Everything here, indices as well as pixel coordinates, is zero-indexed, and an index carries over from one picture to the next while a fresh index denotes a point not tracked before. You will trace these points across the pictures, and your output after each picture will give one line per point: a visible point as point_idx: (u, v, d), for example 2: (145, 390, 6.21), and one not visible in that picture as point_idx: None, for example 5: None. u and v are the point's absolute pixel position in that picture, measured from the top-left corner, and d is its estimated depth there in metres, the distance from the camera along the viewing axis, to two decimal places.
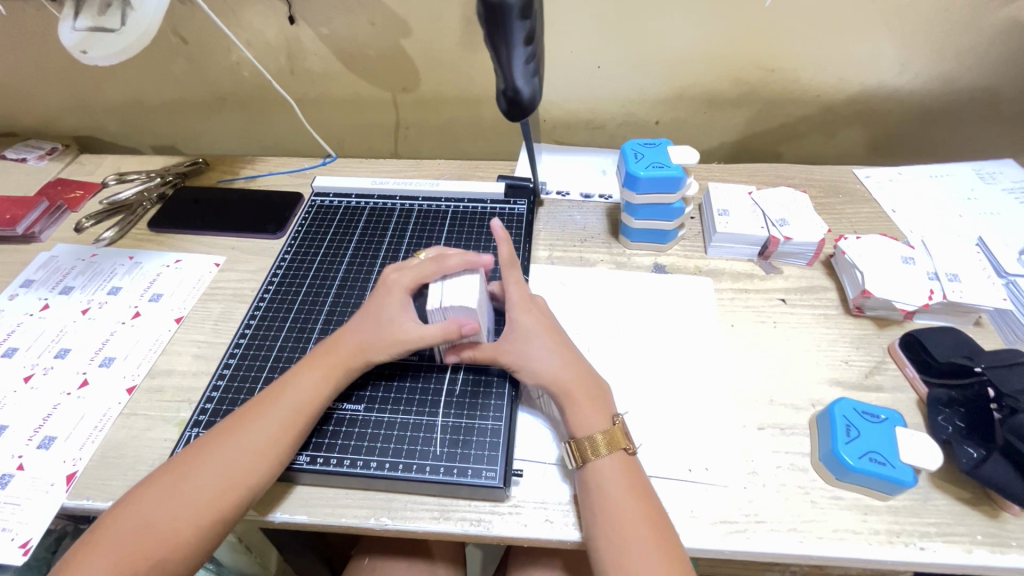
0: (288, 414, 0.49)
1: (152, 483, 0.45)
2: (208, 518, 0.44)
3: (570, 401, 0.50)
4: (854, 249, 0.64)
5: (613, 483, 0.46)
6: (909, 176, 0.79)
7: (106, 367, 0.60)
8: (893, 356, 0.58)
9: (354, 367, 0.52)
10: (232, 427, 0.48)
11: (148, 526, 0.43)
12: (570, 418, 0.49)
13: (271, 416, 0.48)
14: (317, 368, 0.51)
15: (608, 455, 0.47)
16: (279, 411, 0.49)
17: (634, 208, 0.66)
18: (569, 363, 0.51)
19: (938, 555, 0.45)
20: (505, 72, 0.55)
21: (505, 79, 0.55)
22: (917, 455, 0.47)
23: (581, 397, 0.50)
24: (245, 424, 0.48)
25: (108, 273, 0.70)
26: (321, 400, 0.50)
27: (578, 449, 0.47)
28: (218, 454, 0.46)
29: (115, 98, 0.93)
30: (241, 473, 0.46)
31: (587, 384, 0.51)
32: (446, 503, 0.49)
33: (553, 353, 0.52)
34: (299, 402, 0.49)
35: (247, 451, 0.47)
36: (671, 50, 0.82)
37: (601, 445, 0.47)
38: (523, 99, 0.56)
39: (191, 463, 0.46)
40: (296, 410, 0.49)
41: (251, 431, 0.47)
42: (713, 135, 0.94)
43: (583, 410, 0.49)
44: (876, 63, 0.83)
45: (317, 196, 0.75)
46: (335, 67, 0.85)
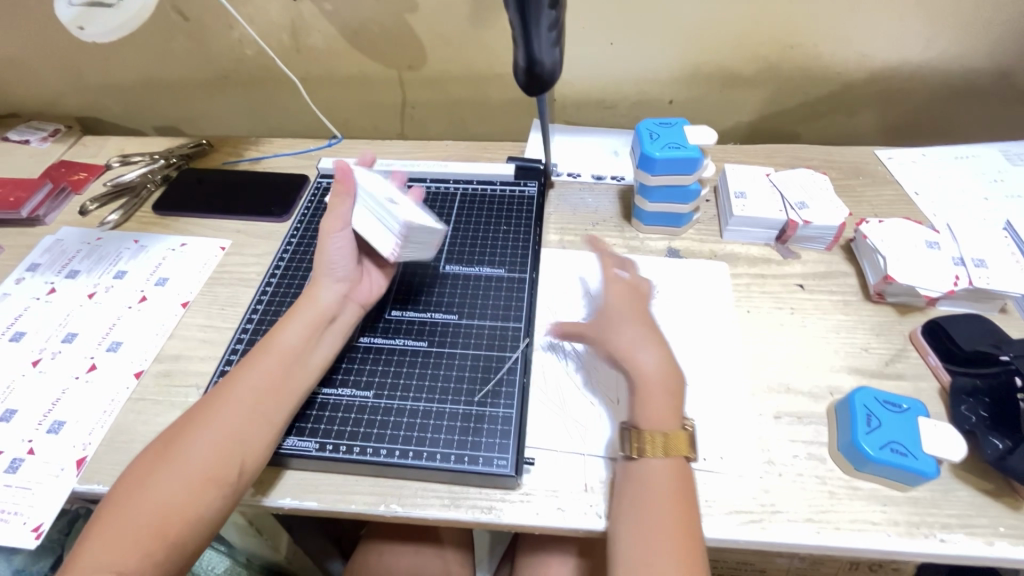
0: (267, 364, 0.48)
1: (149, 457, 0.45)
2: (203, 479, 0.43)
3: (645, 393, 0.48)
4: (877, 233, 0.62)
5: (660, 483, 0.45)
6: (933, 158, 0.76)
7: (114, 352, 0.60)
8: (914, 343, 0.57)
9: (330, 314, 0.52)
10: (219, 389, 0.48)
11: (146, 497, 0.43)
12: (637, 407, 0.48)
13: (257, 371, 0.48)
14: (295, 318, 0.51)
15: (662, 457, 0.45)
16: (262, 366, 0.48)
17: (648, 190, 0.64)
18: (654, 359, 0.49)
19: (959, 547, 0.44)
20: (527, 42, 0.53)
21: (525, 50, 0.53)
22: (940, 446, 0.46)
23: (659, 391, 0.48)
24: (229, 384, 0.48)
25: (114, 257, 0.69)
26: (299, 348, 0.50)
27: (638, 441, 0.46)
28: (209, 416, 0.46)
29: (117, 78, 0.91)
30: (228, 428, 0.45)
31: (670, 382, 0.49)
32: (456, 491, 0.48)
33: (648, 346, 0.50)
34: (280, 354, 0.49)
35: (233, 406, 0.46)
36: (687, 26, 0.79)
37: (660, 445, 0.46)
38: (543, 71, 0.55)
39: (184, 430, 0.46)
40: (276, 360, 0.49)
41: (238, 389, 0.47)
42: (729, 115, 0.91)
43: (654, 407, 0.47)
44: (901, 38, 0.79)
45: (322, 178, 0.74)
46: (340, 45, 0.83)
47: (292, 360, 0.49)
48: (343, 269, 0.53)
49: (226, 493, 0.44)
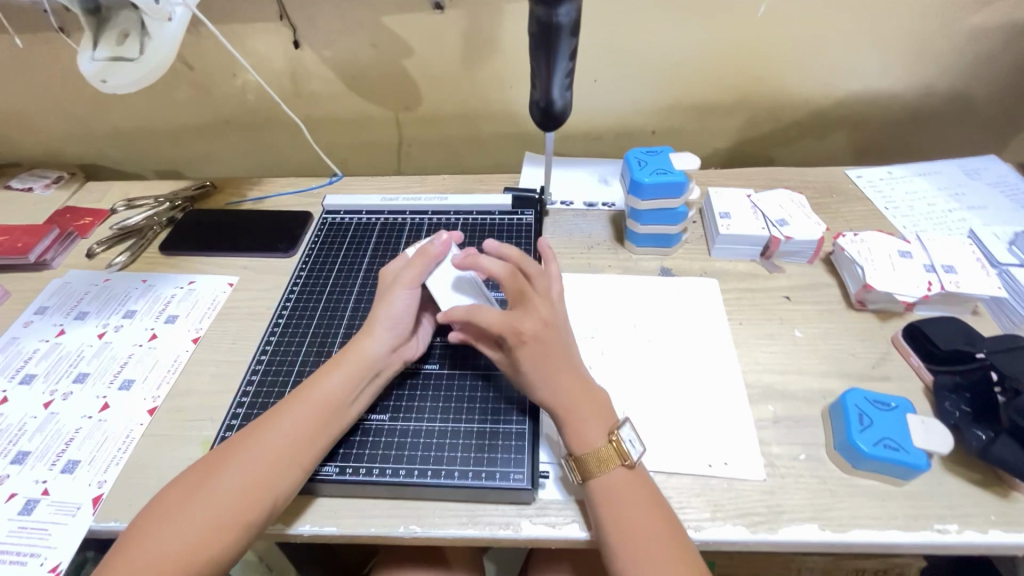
0: (313, 411, 0.50)
1: (176, 487, 0.47)
2: (228, 522, 0.44)
3: (566, 418, 0.49)
4: (853, 246, 0.66)
5: (617, 490, 0.46)
6: (899, 175, 0.82)
7: (126, 390, 0.61)
8: (897, 348, 0.60)
9: (377, 366, 0.53)
10: (254, 430, 0.49)
11: (173, 528, 0.44)
12: (569, 435, 0.49)
13: (295, 414, 0.50)
14: (342, 368, 0.52)
15: (610, 470, 0.47)
16: (304, 410, 0.50)
17: (639, 214, 0.68)
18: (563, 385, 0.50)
19: (954, 537, 0.47)
20: (544, 83, 0.58)
21: (541, 90, 0.58)
22: (929, 439, 0.49)
23: (577, 413, 0.49)
24: (270, 423, 0.49)
25: (122, 297, 0.71)
26: (344, 400, 0.51)
27: (579, 464, 0.48)
28: (241, 453, 0.47)
29: (121, 125, 0.94)
30: (263, 474, 0.46)
31: (583, 400, 0.49)
32: (474, 509, 0.49)
33: (549, 372, 0.50)
34: (325, 399, 0.50)
35: (271, 450, 0.48)
36: (664, 61, 0.85)
37: (602, 458, 0.47)
38: (556, 109, 0.59)
39: (218, 468, 0.47)
40: (321, 407, 0.50)
41: (275, 434, 0.48)
42: (708, 142, 0.96)
43: (579, 427, 0.49)
44: (859, 69, 0.87)
45: (328, 214, 0.76)
46: (340, 89, 0.88)
47: (334, 407, 0.50)
48: (402, 324, 0.55)
49: (240, 537, 0.45)
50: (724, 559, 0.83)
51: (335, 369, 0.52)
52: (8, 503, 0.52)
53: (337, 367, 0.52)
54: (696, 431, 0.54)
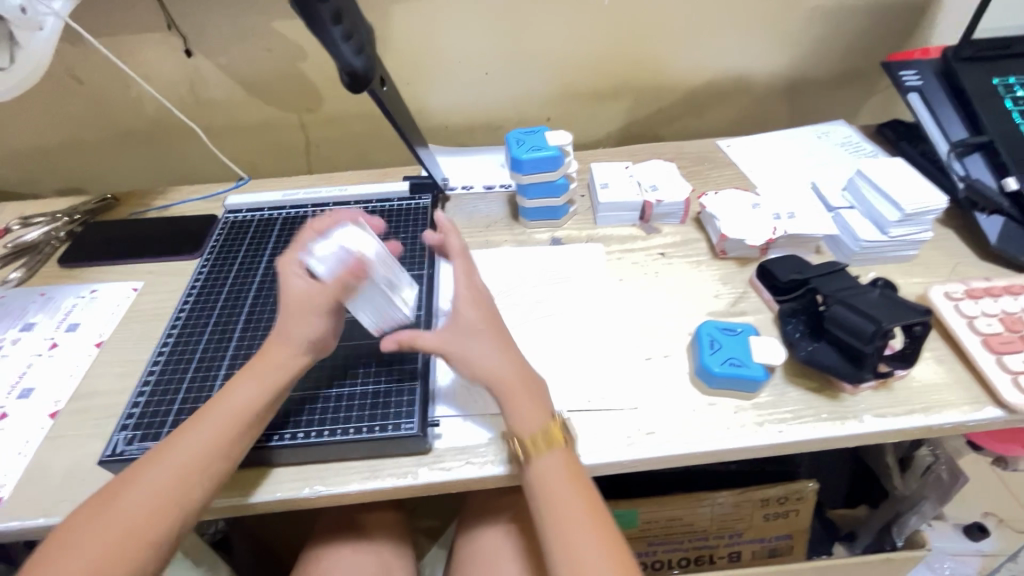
0: (227, 419, 0.49)
1: (82, 514, 0.45)
2: (139, 541, 0.44)
3: (510, 398, 0.52)
4: (713, 203, 0.75)
5: (563, 496, 0.49)
6: (761, 142, 0.92)
7: (26, 398, 0.61)
8: (752, 286, 0.68)
9: (291, 367, 0.52)
10: (161, 451, 0.48)
11: (79, 556, 0.42)
12: (511, 414, 0.52)
13: (208, 424, 0.49)
14: (254, 375, 0.51)
15: (547, 453, 0.51)
16: (208, 422, 0.49)
17: (524, 189, 0.74)
18: (510, 368, 0.53)
19: (792, 434, 0.54)
20: (333, 57, 0.60)
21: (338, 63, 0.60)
22: (767, 354, 0.57)
23: (520, 392, 0.53)
24: (182, 436, 0.48)
25: (19, 312, 0.70)
26: (258, 407, 0.50)
27: (522, 445, 0.51)
28: (151, 470, 0.46)
29: (13, 145, 0.92)
30: (177, 488, 0.46)
31: (524, 380, 0.53)
32: (375, 463, 0.53)
33: (495, 352, 0.54)
34: (238, 408, 0.50)
35: (184, 464, 0.47)
36: (547, 52, 0.93)
37: (541, 442, 0.51)
38: (358, 71, 0.60)
39: (124, 490, 0.46)
40: (234, 416, 0.49)
41: (187, 442, 0.48)
42: (601, 126, 1.04)
43: (524, 407, 0.52)
44: (721, 51, 0.97)
45: (230, 214, 0.78)
46: (239, 95, 0.90)
47: (238, 414, 0.49)
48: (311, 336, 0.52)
49: (158, 554, 0.44)
50: (645, 506, 0.89)
51: (241, 384, 0.50)
52: None
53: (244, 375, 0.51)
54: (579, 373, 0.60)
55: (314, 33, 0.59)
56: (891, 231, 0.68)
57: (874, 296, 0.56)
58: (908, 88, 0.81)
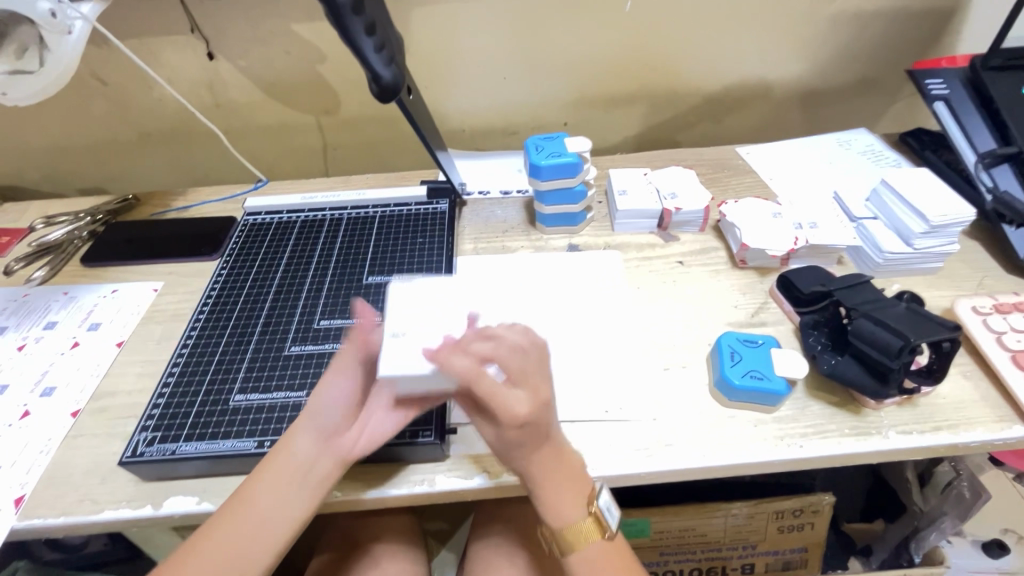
0: (287, 482, 0.47)
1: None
2: None
3: (543, 494, 0.49)
4: (734, 212, 0.74)
5: (596, 573, 0.50)
6: (781, 150, 0.91)
7: (48, 396, 0.61)
8: (773, 297, 0.67)
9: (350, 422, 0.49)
10: (226, 514, 0.46)
11: None
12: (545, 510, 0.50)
13: (270, 489, 0.47)
14: (310, 433, 0.48)
15: (585, 548, 0.50)
16: (268, 483, 0.47)
17: (543, 195, 0.74)
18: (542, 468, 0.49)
19: (814, 450, 0.53)
20: (362, 65, 0.59)
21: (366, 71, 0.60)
22: (790, 368, 0.56)
23: (554, 491, 0.49)
24: (245, 502, 0.47)
25: (43, 310, 0.71)
26: (319, 468, 0.48)
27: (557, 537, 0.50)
28: (220, 538, 0.45)
29: (38, 145, 0.94)
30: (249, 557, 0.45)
31: (557, 480, 0.49)
32: (391, 470, 0.53)
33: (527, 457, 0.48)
34: (302, 470, 0.47)
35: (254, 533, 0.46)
36: (565, 57, 0.92)
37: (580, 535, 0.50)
38: (386, 82, 0.60)
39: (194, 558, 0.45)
40: (296, 478, 0.47)
41: (252, 508, 0.46)
42: (618, 132, 1.03)
43: (559, 506, 0.49)
44: (741, 58, 0.96)
45: (249, 216, 0.78)
46: (258, 97, 0.90)
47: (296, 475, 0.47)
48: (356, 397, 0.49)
49: None
50: (658, 517, 0.88)
51: (298, 441, 0.48)
52: None
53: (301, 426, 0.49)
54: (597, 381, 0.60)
55: (344, 42, 0.58)
56: (917, 243, 0.67)
57: (898, 310, 0.55)
58: (934, 97, 0.79)
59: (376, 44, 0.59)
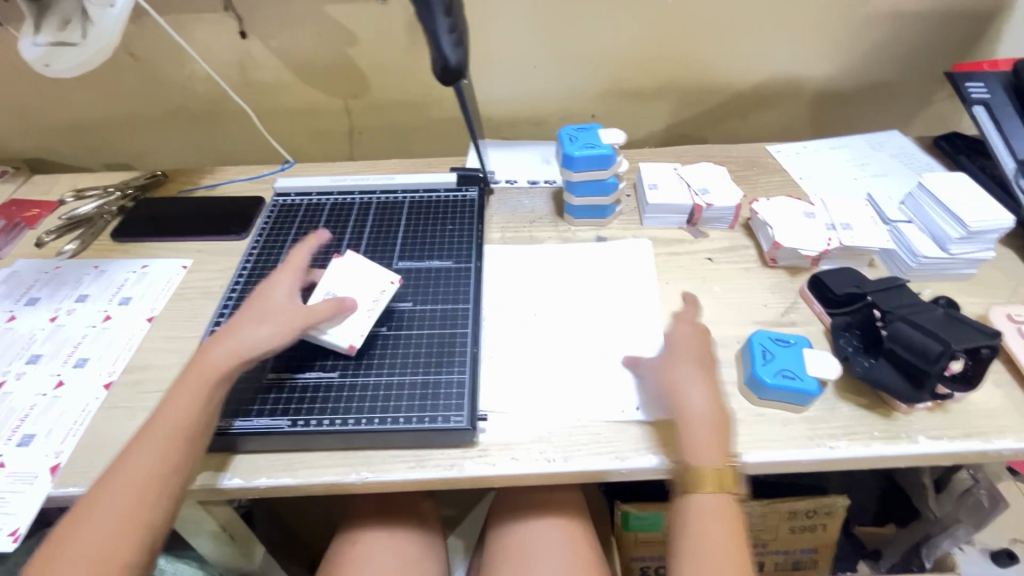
0: (167, 436, 0.47)
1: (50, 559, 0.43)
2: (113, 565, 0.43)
3: (686, 426, 0.52)
4: (765, 210, 0.73)
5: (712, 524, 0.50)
6: (813, 149, 0.90)
7: (81, 368, 0.62)
8: (803, 297, 0.67)
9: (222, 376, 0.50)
10: (154, 412, 0.49)
11: None
12: (686, 446, 0.51)
13: (149, 444, 0.46)
14: (182, 390, 0.49)
15: (711, 494, 0.50)
16: (189, 382, 0.49)
17: (573, 185, 0.73)
18: (705, 401, 0.53)
19: (843, 451, 0.53)
20: (434, 47, 0.62)
21: (436, 49, 0.62)
22: (822, 368, 0.55)
23: (715, 431, 0.51)
24: (125, 462, 0.46)
25: (74, 283, 0.72)
26: (193, 419, 0.48)
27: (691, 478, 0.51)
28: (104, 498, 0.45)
29: (68, 119, 0.94)
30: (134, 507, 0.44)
31: (718, 421, 0.52)
32: (421, 453, 0.53)
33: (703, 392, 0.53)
34: (173, 422, 0.47)
35: (137, 481, 0.45)
36: (597, 48, 0.91)
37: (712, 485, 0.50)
38: (451, 64, 0.62)
39: (124, 454, 0.47)
40: (173, 432, 0.47)
41: (133, 465, 0.46)
42: (645, 125, 1.03)
43: (700, 444, 0.51)
44: (775, 54, 0.95)
45: (278, 197, 0.78)
46: (288, 78, 0.90)
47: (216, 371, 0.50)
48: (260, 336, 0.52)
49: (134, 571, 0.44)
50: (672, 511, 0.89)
51: (222, 344, 0.51)
52: None
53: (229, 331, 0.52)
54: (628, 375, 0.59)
55: (422, 22, 0.62)
56: (952, 249, 0.66)
57: (937, 317, 0.54)
58: (973, 101, 0.78)
59: (450, 28, 0.62)
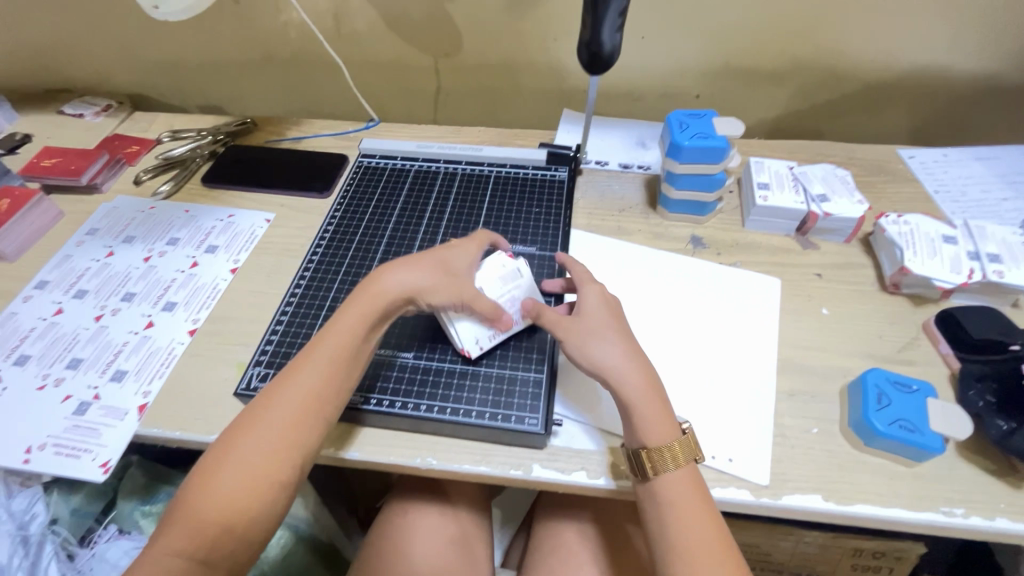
0: (284, 431, 0.45)
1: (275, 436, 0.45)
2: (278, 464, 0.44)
3: (637, 410, 0.48)
4: (895, 227, 0.64)
5: (682, 496, 0.45)
6: (954, 159, 0.78)
7: (169, 312, 0.64)
8: (927, 333, 0.59)
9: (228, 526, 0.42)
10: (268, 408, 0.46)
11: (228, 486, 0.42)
12: (638, 426, 0.48)
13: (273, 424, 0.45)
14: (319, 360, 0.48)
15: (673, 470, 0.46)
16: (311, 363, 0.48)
17: (675, 177, 0.67)
18: (630, 366, 0.49)
19: (961, 520, 0.47)
20: (597, 19, 0.56)
21: (591, 32, 0.58)
22: (947, 425, 0.48)
23: (648, 400, 0.48)
24: (252, 427, 0.45)
25: (167, 225, 0.74)
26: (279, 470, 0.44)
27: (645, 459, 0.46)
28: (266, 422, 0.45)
29: (169, 56, 0.95)
30: (272, 466, 0.44)
31: (649, 380, 0.49)
32: (487, 448, 0.51)
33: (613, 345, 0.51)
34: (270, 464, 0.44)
35: (282, 431, 0.45)
36: (719, 19, 0.80)
37: (668, 459, 0.46)
38: (604, 53, 0.58)
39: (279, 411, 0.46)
40: (302, 412, 0.46)
41: (253, 448, 0.44)
42: (756, 110, 0.92)
43: (650, 419, 0.47)
44: (925, 44, 0.81)
45: (362, 157, 0.78)
46: (381, 31, 0.86)
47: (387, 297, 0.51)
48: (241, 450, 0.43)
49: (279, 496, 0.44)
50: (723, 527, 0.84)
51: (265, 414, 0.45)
52: (63, 403, 0.57)
53: (334, 330, 0.49)
54: (701, 380, 0.56)
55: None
56: None
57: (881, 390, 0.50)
58: None
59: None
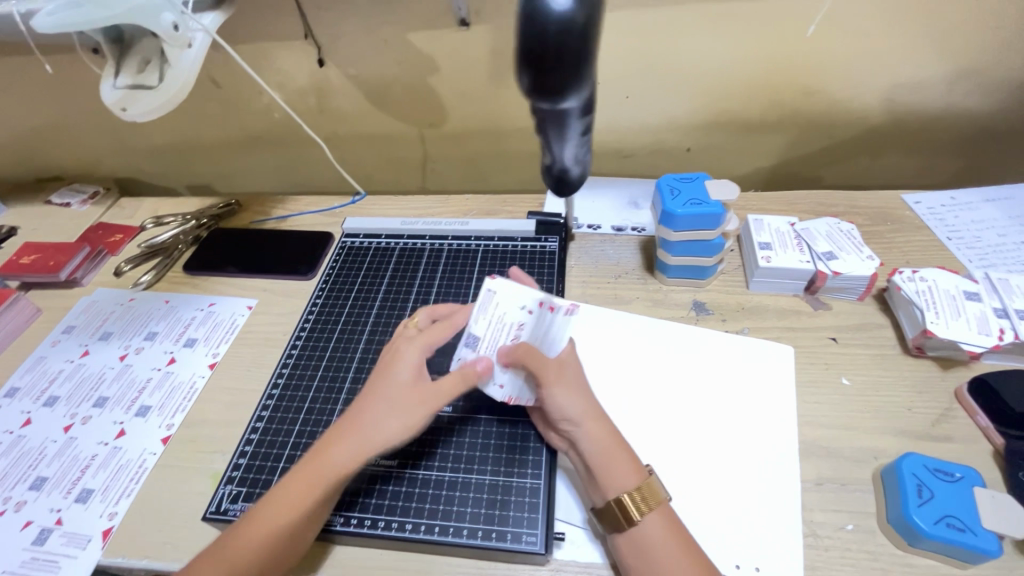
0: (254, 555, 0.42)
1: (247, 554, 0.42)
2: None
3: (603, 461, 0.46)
4: (911, 284, 0.60)
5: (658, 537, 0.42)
6: (963, 201, 0.75)
7: (142, 418, 0.60)
8: (961, 403, 0.54)
9: None
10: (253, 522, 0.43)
11: None
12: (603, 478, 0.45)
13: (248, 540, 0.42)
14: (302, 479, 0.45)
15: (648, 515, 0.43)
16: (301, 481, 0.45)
17: (670, 244, 0.64)
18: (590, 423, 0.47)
19: None
20: (550, 149, 0.45)
21: (550, 156, 0.46)
22: (998, 520, 0.43)
23: (612, 453, 0.46)
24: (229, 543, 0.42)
25: (145, 318, 0.71)
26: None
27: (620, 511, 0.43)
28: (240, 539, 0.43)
29: (155, 141, 0.95)
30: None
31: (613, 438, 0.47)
32: (483, 567, 0.46)
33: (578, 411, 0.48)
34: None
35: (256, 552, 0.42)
36: (705, 75, 0.79)
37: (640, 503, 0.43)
38: (572, 178, 0.47)
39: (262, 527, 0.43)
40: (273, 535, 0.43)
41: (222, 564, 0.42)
42: (750, 161, 0.90)
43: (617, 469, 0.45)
44: (920, 87, 0.79)
45: (347, 237, 0.76)
46: (364, 106, 0.85)
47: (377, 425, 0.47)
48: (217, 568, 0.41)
49: None
50: None
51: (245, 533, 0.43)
52: (22, 531, 0.52)
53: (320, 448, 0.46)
54: (715, 471, 0.50)
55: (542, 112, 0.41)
56: None
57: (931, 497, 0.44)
58: None
59: (583, 129, 0.44)
